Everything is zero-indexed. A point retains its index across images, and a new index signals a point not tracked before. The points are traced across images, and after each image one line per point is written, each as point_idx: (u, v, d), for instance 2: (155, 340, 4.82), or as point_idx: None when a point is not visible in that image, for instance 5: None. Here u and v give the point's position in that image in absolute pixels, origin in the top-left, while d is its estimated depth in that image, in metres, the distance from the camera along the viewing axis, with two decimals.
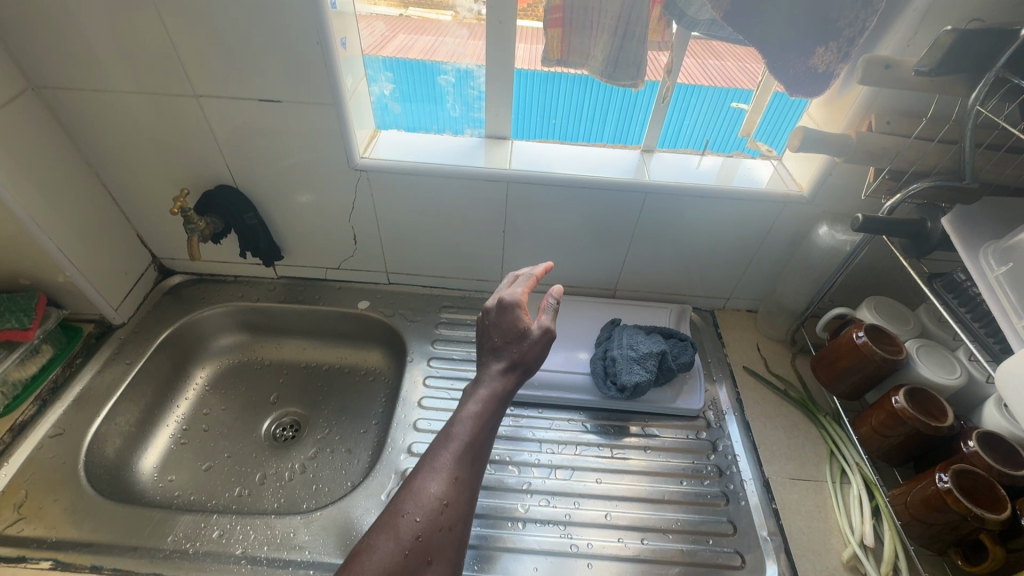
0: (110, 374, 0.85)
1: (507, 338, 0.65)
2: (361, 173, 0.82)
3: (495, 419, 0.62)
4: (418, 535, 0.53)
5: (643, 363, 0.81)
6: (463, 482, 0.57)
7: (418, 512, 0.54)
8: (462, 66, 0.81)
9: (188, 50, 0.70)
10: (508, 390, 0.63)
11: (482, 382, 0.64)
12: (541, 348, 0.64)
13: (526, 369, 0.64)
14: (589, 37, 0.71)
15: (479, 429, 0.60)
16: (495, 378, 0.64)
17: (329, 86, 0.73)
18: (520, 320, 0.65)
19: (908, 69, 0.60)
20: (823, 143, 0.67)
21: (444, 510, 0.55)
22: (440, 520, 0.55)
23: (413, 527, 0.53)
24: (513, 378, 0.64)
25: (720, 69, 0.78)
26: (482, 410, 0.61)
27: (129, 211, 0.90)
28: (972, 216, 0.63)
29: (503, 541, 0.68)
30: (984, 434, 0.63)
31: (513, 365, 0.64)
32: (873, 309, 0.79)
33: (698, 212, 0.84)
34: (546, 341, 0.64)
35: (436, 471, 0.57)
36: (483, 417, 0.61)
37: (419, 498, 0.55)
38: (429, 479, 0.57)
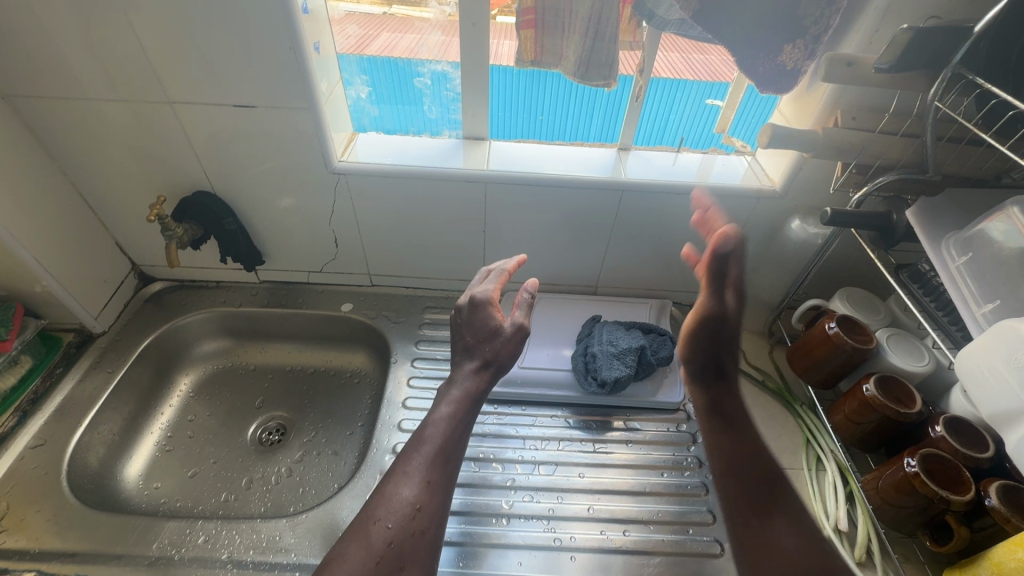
0: (91, 384, 0.85)
1: (480, 337, 0.66)
2: (339, 176, 0.83)
3: (467, 421, 0.64)
4: (390, 541, 0.55)
5: (623, 359, 0.83)
6: (435, 486, 0.59)
7: (390, 518, 0.56)
8: (437, 68, 0.82)
9: (159, 56, 0.69)
10: (480, 390, 0.65)
11: (453, 384, 0.66)
12: (514, 345, 0.66)
13: (499, 366, 0.66)
14: (561, 38, 0.72)
15: (451, 433, 0.63)
16: (467, 378, 0.66)
17: (304, 91, 0.73)
18: (492, 317, 0.67)
19: (870, 66, 0.61)
20: (791, 140, 0.68)
21: (417, 514, 0.57)
22: (412, 524, 0.57)
23: (385, 533, 0.55)
24: (485, 379, 0.66)
25: (705, 63, 0.79)
26: (454, 412, 0.64)
27: (106, 219, 0.89)
28: (934, 208, 0.65)
29: (489, 537, 0.69)
30: (950, 419, 0.66)
31: (484, 364, 0.66)
32: (844, 299, 0.81)
33: (674, 208, 0.85)
34: (519, 337, 0.66)
35: (409, 476, 0.59)
36: (456, 419, 0.64)
37: (392, 503, 0.57)
38: (401, 484, 0.59)
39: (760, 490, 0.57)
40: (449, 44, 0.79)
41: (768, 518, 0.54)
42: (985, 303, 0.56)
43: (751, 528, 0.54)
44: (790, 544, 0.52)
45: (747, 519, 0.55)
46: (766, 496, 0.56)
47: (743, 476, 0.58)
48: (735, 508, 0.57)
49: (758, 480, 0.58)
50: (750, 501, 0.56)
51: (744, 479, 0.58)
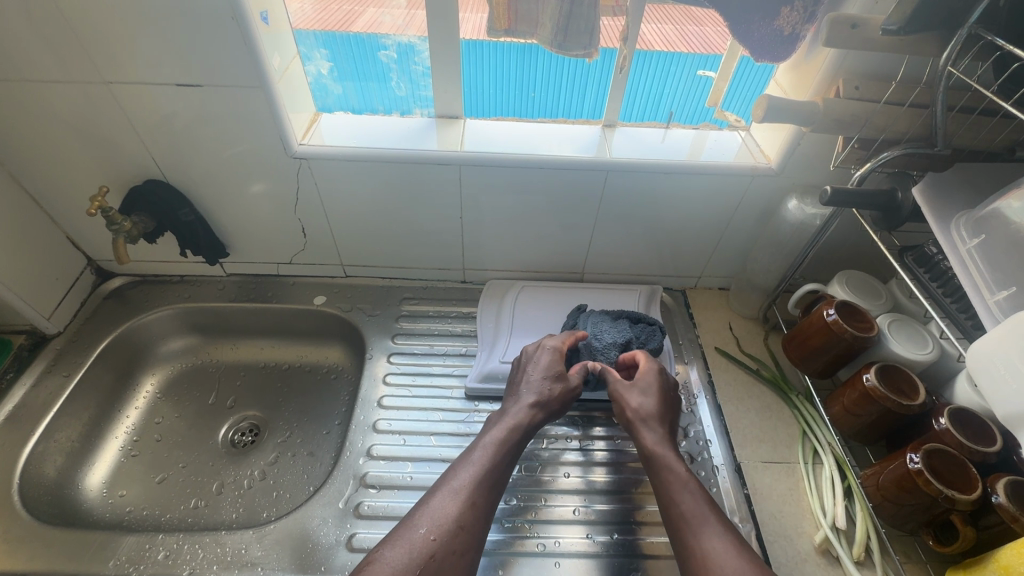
0: (46, 389, 0.80)
1: (549, 378, 0.70)
2: (300, 161, 0.77)
3: (515, 449, 0.64)
4: (432, 554, 0.52)
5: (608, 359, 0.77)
6: (480, 508, 0.57)
7: (434, 531, 0.54)
8: (403, 40, 0.75)
9: (89, 30, 0.62)
10: (535, 423, 0.66)
11: (510, 412, 0.67)
12: (570, 395, 0.70)
13: (555, 412, 0.70)
14: (536, 4, 0.67)
15: (502, 457, 0.62)
16: (525, 411, 0.67)
17: (254, 67, 0.66)
18: (559, 363, 0.72)
19: (876, 27, 0.55)
20: (788, 113, 0.63)
21: (459, 532, 0.55)
22: (454, 543, 0.54)
23: (427, 544, 0.53)
24: (546, 417, 0.68)
25: (700, 35, 0.72)
26: (508, 440, 0.64)
27: (54, 211, 0.83)
28: (943, 184, 0.60)
29: (518, 544, 0.66)
30: (956, 410, 0.62)
31: (545, 405, 0.68)
32: (844, 284, 0.76)
33: (664, 190, 0.80)
34: (575, 391, 0.71)
35: (455, 492, 0.57)
36: (506, 444, 0.63)
37: (434, 516, 0.55)
38: (447, 499, 0.57)
39: (698, 515, 0.57)
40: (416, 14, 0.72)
41: (702, 531, 0.56)
42: (999, 290, 0.51)
43: (687, 549, 0.55)
44: (722, 555, 0.53)
45: (684, 538, 0.56)
46: (702, 518, 0.57)
47: (680, 508, 0.58)
48: (674, 528, 0.58)
49: (697, 507, 0.58)
50: (685, 525, 0.57)
51: (683, 509, 0.58)
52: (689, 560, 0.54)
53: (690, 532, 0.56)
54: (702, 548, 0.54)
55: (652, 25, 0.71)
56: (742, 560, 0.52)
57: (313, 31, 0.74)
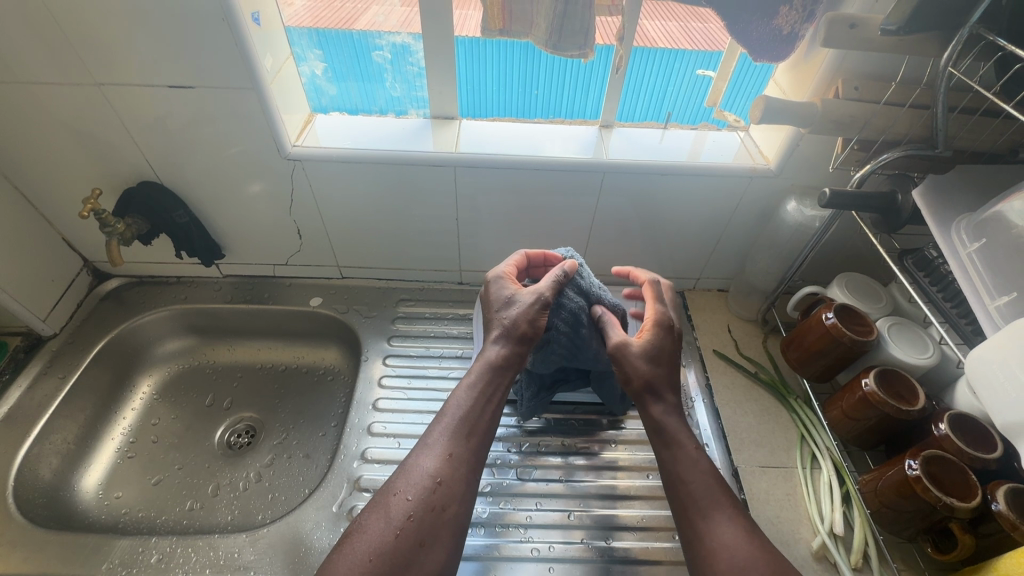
0: (41, 391, 0.79)
1: (499, 310, 0.65)
2: (294, 162, 0.76)
3: (494, 391, 0.60)
4: (409, 514, 0.52)
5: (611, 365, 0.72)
6: (458, 459, 0.56)
7: (410, 490, 0.53)
8: (398, 41, 0.74)
9: (80, 32, 0.62)
10: (509, 358, 0.62)
11: (481, 352, 0.63)
12: (533, 312, 0.63)
13: (528, 339, 0.63)
14: (530, 3, 0.65)
15: (479, 405, 0.59)
16: (492, 346, 0.63)
17: (245, 69, 0.66)
18: (507, 288, 0.66)
19: (875, 27, 0.54)
20: (785, 115, 0.62)
21: (437, 488, 0.54)
22: (432, 499, 0.53)
23: (404, 506, 0.52)
24: (513, 346, 0.62)
25: (704, 32, 0.70)
26: (482, 383, 0.60)
27: (48, 213, 0.83)
28: (943, 187, 0.59)
29: (503, 549, 0.66)
30: (956, 415, 0.60)
31: (506, 332, 0.63)
32: (843, 286, 0.76)
33: (661, 191, 0.79)
34: (539, 305, 0.63)
35: (431, 447, 0.56)
36: (481, 389, 0.60)
37: (411, 475, 0.54)
38: (423, 455, 0.56)
39: (708, 497, 0.56)
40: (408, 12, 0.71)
41: (710, 514, 0.55)
42: (999, 296, 0.50)
43: (694, 530, 0.55)
44: (733, 541, 0.52)
45: (691, 521, 0.55)
46: (712, 499, 0.55)
47: (686, 488, 0.57)
48: (679, 507, 0.57)
49: (708, 488, 0.56)
50: (692, 505, 0.56)
51: (692, 489, 0.56)
52: (696, 543, 0.54)
53: (697, 513, 0.55)
54: (709, 530, 0.54)
55: (655, 22, 0.71)
56: (754, 545, 0.52)
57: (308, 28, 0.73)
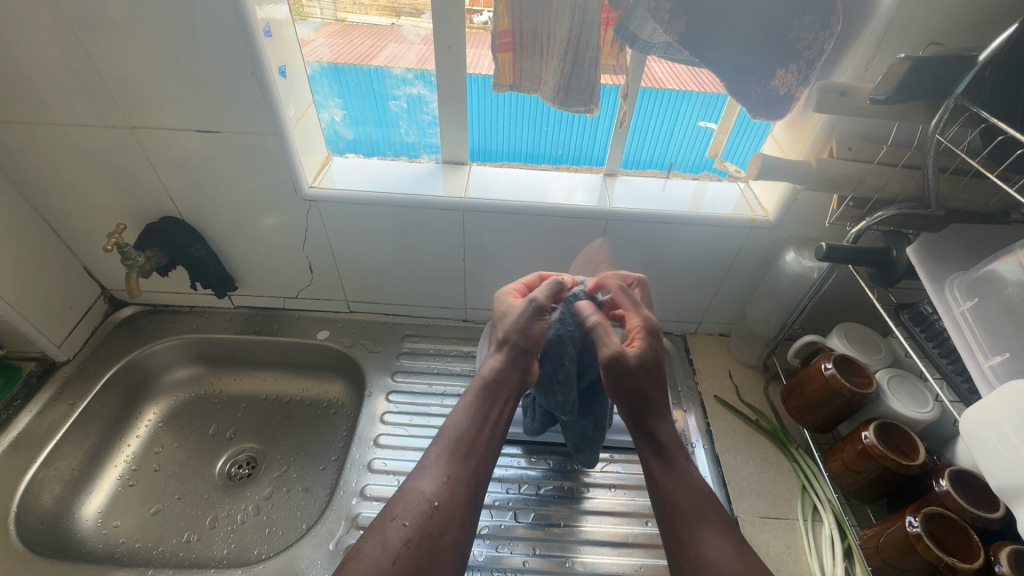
0: (50, 416, 0.81)
1: (498, 324, 0.67)
2: (310, 202, 0.80)
3: (490, 410, 0.61)
4: (407, 540, 0.51)
5: (601, 389, 0.69)
6: (455, 482, 0.56)
7: (407, 516, 0.53)
8: (414, 92, 0.79)
9: (118, 80, 0.67)
10: (502, 372, 0.63)
11: (478, 372, 0.64)
12: (526, 319, 0.64)
13: (522, 349, 0.63)
14: (539, 62, 0.68)
15: (476, 424, 0.60)
16: (489, 359, 0.64)
17: (270, 116, 0.70)
18: (509, 301, 0.68)
19: (864, 95, 0.57)
20: (782, 172, 0.64)
21: (435, 512, 0.54)
22: (430, 523, 0.53)
23: (401, 532, 0.52)
24: (508, 359, 0.63)
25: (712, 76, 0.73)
26: (480, 403, 0.61)
27: (72, 243, 0.86)
28: (936, 245, 0.60)
29: None
30: (956, 471, 0.60)
31: (501, 344, 0.64)
32: (843, 336, 0.76)
33: (662, 238, 0.81)
34: (531, 311, 0.64)
35: (428, 470, 0.57)
36: (476, 410, 0.61)
37: (410, 499, 0.54)
38: (421, 478, 0.56)
39: (695, 509, 0.56)
40: (425, 49, 0.74)
41: (697, 528, 0.55)
42: (993, 355, 0.51)
43: (681, 545, 0.55)
44: (720, 555, 0.52)
45: (677, 535, 0.56)
46: (699, 513, 0.56)
47: (675, 501, 0.57)
48: (667, 522, 0.57)
49: (695, 501, 0.57)
50: (680, 519, 0.56)
51: (679, 502, 0.57)
52: (682, 556, 0.54)
53: (685, 527, 0.55)
54: (696, 543, 0.54)
55: (663, 64, 0.73)
56: (742, 559, 0.52)
57: (328, 62, 0.77)
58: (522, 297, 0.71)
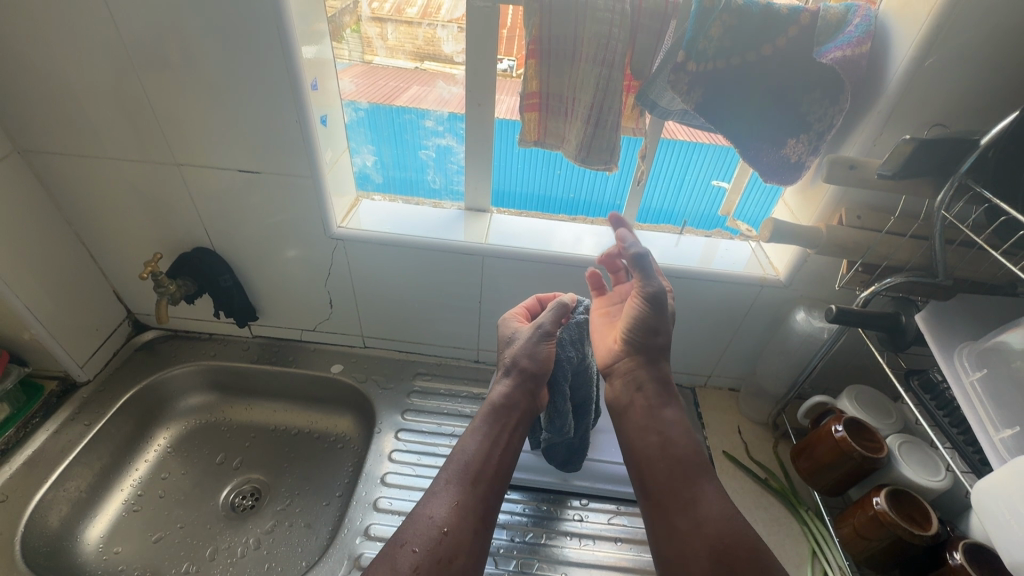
0: (65, 436, 0.82)
1: (503, 349, 0.68)
2: (337, 241, 0.83)
3: (500, 434, 0.63)
4: (416, 565, 0.52)
5: (587, 408, 0.74)
6: (464, 508, 0.57)
7: (417, 541, 0.54)
8: (443, 143, 0.84)
9: (171, 121, 0.72)
10: (511, 400, 0.64)
11: (489, 397, 0.66)
12: (533, 345, 0.66)
13: (530, 373, 0.65)
14: (563, 122, 0.72)
15: (486, 449, 0.61)
16: (498, 388, 0.66)
17: (308, 161, 0.75)
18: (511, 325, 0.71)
19: (872, 169, 0.60)
20: (792, 235, 0.67)
21: (444, 538, 0.54)
22: (440, 549, 0.53)
23: (411, 558, 0.52)
24: (517, 384, 0.65)
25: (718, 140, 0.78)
26: (489, 428, 0.63)
27: (106, 268, 0.90)
28: (944, 314, 0.62)
29: None
30: (970, 544, 0.60)
31: (509, 370, 0.66)
32: (854, 399, 0.76)
33: (676, 291, 0.83)
34: (538, 336, 0.66)
35: (438, 496, 0.57)
36: (486, 436, 0.62)
37: (419, 523, 0.55)
38: (433, 503, 0.57)
39: (691, 466, 0.61)
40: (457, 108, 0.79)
41: (696, 483, 0.60)
42: (1003, 429, 0.51)
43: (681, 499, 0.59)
44: (716, 508, 0.57)
45: (678, 489, 0.60)
46: (696, 470, 0.61)
47: (673, 456, 0.62)
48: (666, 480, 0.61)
49: (695, 461, 0.62)
50: (675, 472, 0.61)
51: (679, 460, 0.62)
52: (682, 505, 0.58)
53: (683, 481, 0.60)
54: (695, 497, 0.59)
55: (679, 124, 0.78)
56: (735, 519, 0.56)
57: (365, 107, 0.81)
58: (525, 321, 0.73)
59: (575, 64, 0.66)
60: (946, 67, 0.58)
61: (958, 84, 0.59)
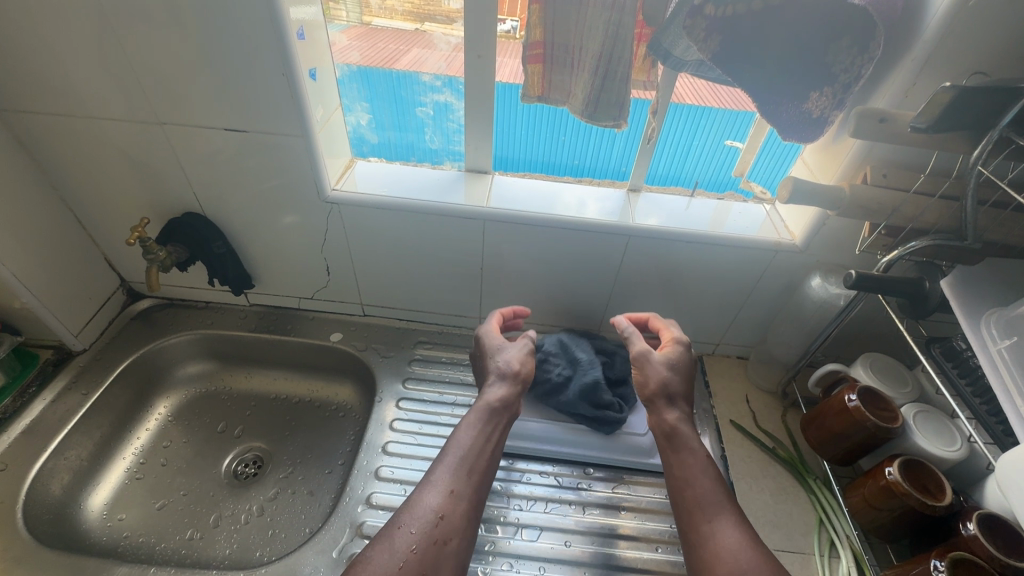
0: (63, 405, 0.81)
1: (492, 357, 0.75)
2: (332, 205, 0.80)
3: (492, 431, 0.67)
4: (413, 547, 0.55)
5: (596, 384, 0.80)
6: (458, 496, 0.60)
7: (413, 524, 0.57)
8: (441, 99, 0.79)
9: (149, 76, 0.67)
10: (501, 403, 0.69)
11: (479, 400, 0.70)
12: (524, 354, 0.75)
13: (522, 379, 0.73)
14: (569, 75, 0.67)
15: (479, 443, 0.65)
16: (489, 392, 0.71)
17: (297, 118, 0.70)
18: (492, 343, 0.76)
19: (904, 122, 0.56)
20: (813, 196, 0.63)
21: (440, 522, 0.58)
22: (435, 532, 0.57)
23: (408, 539, 0.56)
24: (510, 388, 0.71)
25: (731, 94, 0.73)
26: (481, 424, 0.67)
27: (95, 234, 0.87)
28: (972, 280, 0.58)
29: None
30: (984, 515, 0.58)
31: (502, 376, 0.72)
32: (868, 367, 0.74)
33: (686, 256, 0.80)
34: (527, 349, 0.76)
35: (434, 485, 0.60)
36: (478, 431, 0.66)
37: (416, 510, 0.58)
38: (429, 491, 0.60)
39: (714, 502, 0.62)
40: (452, 57, 0.75)
41: (714, 519, 0.60)
42: None
43: (698, 533, 0.60)
44: (734, 543, 0.57)
45: (696, 524, 0.61)
46: (717, 506, 0.61)
47: (696, 493, 0.63)
48: (686, 514, 0.62)
49: (715, 495, 0.62)
50: (699, 510, 0.62)
51: (697, 494, 0.63)
52: (700, 543, 0.59)
53: (704, 518, 0.61)
54: (711, 531, 0.59)
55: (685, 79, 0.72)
56: (754, 550, 0.56)
57: (357, 66, 0.77)
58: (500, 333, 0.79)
59: (584, 10, 0.61)
60: (992, 6, 0.53)
61: (1003, 27, 0.54)
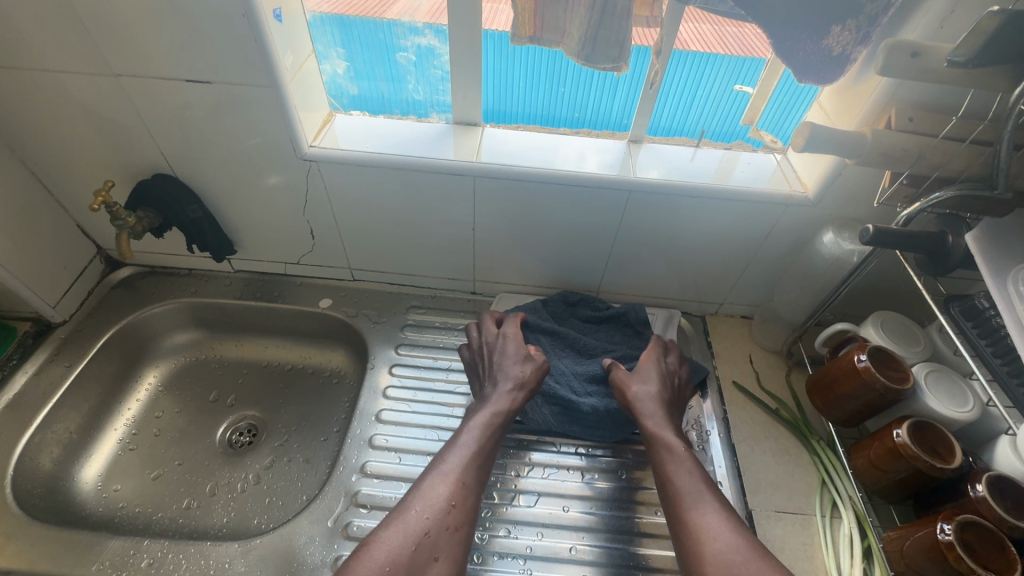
0: (46, 378, 0.79)
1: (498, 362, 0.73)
2: (311, 163, 0.74)
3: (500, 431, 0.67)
4: (427, 530, 0.56)
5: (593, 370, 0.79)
6: (469, 487, 0.60)
7: (427, 510, 0.57)
8: (423, 43, 0.72)
9: (96, 22, 0.61)
10: (513, 408, 0.69)
11: (490, 401, 0.69)
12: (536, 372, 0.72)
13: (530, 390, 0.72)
14: (563, 11, 0.61)
15: (488, 440, 0.65)
16: (501, 397, 0.69)
17: (264, 67, 0.64)
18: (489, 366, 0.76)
19: (938, 57, 0.50)
20: (830, 144, 0.58)
21: (452, 510, 0.58)
22: (447, 519, 0.57)
23: (422, 522, 0.56)
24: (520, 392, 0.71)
25: (738, 37, 0.66)
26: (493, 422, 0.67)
27: (63, 200, 0.82)
28: (999, 232, 0.54)
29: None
30: (995, 477, 0.56)
31: (518, 385, 0.71)
32: (879, 326, 0.71)
33: (691, 212, 0.75)
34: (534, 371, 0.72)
35: (445, 475, 0.60)
36: (491, 430, 0.66)
37: (428, 497, 0.58)
38: (439, 480, 0.60)
39: (694, 493, 0.61)
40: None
41: (698, 507, 0.59)
42: None
43: (683, 524, 0.59)
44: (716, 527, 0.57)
45: (680, 514, 0.60)
46: (697, 497, 0.60)
47: (676, 486, 0.62)
48: (669, 506, 0.61)
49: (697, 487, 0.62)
50: (685, 497, 0.61)
51: (681, 486, 0.62)
52: (685, 532, 0.58)
53: (687, 507, 0.60)
54: (697, 520, 0.58)
55: (691, 24, 0.66)
56: (735, 536, 0.56)
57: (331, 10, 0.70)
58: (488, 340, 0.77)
59: None
60: None
61: None
